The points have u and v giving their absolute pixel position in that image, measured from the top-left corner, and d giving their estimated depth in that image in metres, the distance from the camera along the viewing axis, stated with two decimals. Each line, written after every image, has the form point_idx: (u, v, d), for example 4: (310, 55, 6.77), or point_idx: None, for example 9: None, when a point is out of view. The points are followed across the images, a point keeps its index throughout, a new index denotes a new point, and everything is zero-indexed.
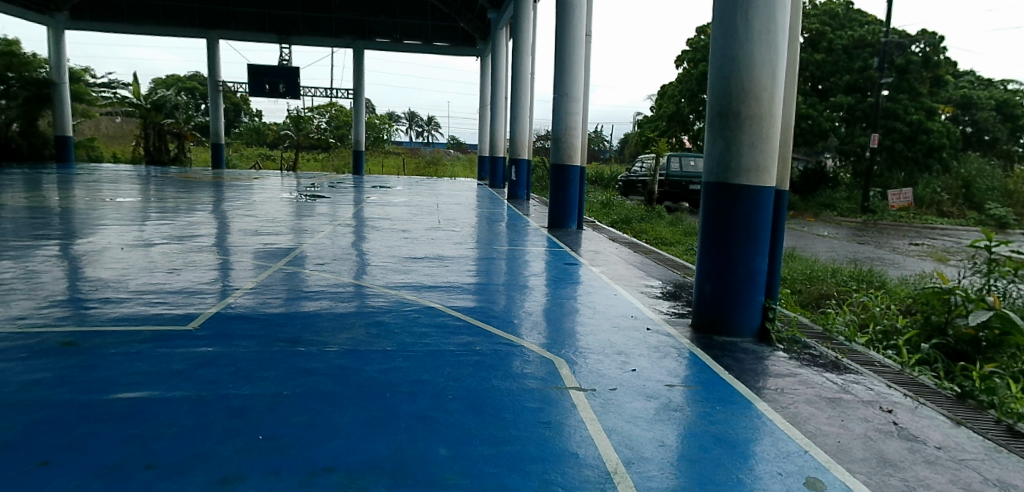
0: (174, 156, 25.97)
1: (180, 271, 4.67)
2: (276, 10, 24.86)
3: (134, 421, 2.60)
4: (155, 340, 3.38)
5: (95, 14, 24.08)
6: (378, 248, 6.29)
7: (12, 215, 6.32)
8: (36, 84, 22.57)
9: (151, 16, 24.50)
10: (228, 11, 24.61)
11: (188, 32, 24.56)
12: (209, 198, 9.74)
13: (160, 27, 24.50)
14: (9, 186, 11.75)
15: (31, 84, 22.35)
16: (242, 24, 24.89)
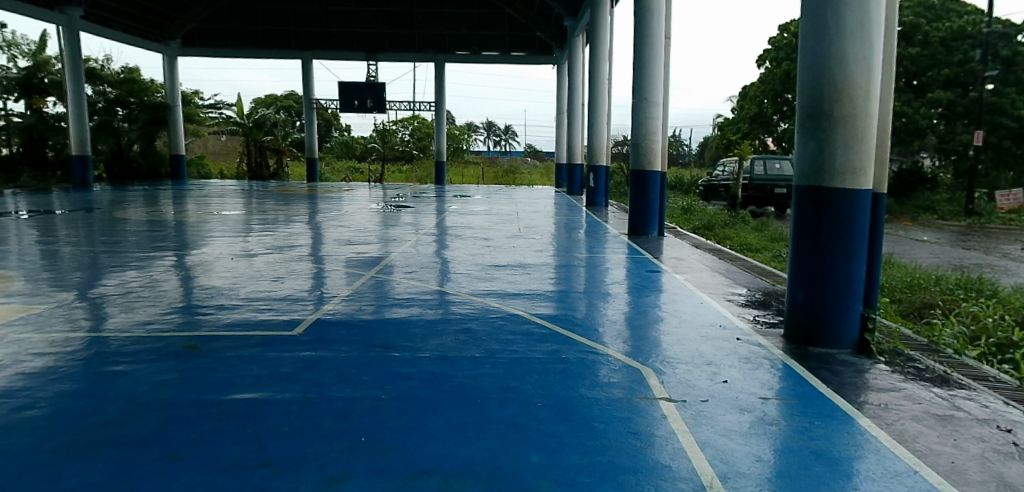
0: (274, 171, 27.53)
1: (284, 280, 4.96)
2: (363, 30, 25.88)
3: (250, 421, 2.77)
4: (264, 344, 3.59)
5: (203, 40, 25.99)
6: (462, 256, 6.43)
7: (135, 229, 6.91)
8: (153, 108, 24.07)
9: (252, 41, 26.04)
10: (319, 31, 25.82)
11: (284, 53, 25.89)
12: (304, 210, 10.26)
13: (259, 51, 25.98)
14: (133, 202, 12.83)
15: (149, 108, 24.00)
16: (333, 43, 26.16)
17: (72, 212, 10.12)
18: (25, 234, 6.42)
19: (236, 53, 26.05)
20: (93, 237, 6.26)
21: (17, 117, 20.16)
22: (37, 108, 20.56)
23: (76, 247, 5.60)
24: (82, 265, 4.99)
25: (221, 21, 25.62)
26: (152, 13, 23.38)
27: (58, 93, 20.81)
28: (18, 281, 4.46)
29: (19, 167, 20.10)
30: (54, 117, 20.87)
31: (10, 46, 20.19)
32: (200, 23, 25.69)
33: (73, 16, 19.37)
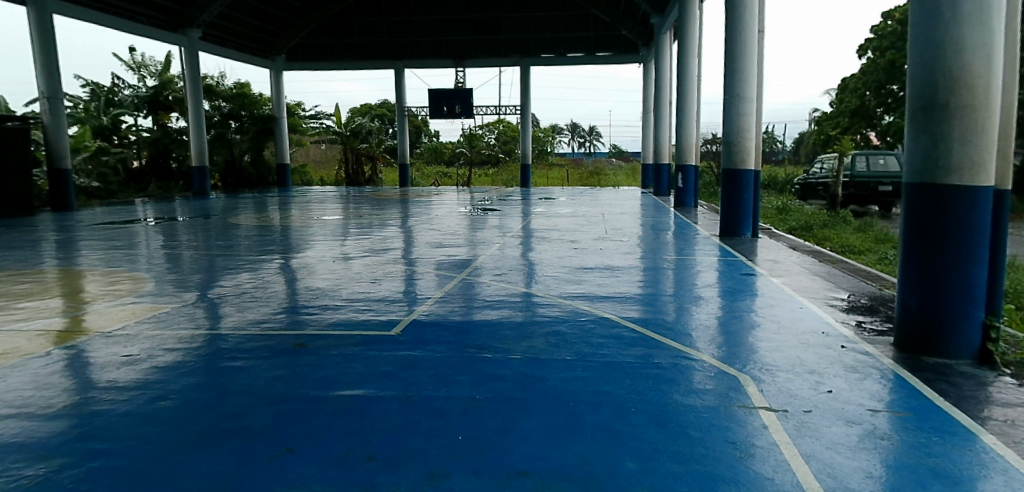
0: (369, 177, 28.80)
1: (381, 281, 5.18)
2: (451, 37, 26.54)
3: (356, 416, 2.91)
4: (365, 343, 3.76)
5: (306, 55, 27.58)
6: (550, 258, 6.45)
7: (247, 233, 7.43)
8: (261, 120, 25.79)
9: (349, 53, 27.37)
10: (410, 41, 26.75)
11: (378, 64, 27.12)
12: (396, 214, 10.66)
13: (355, 62, 27.28)
14: (244, 208, 13.79)
15: (258, 121, 25.70)
16: (422, 53, 26.95)
17: (192, 218, 11.02)
18: (153, 239, 7.05)
19: (335, 65, 27.47)
20: (210, 241, 6.79)
21: (146, 131, 21.99)
22: (163, 123, 22.37)
23: (195, 251, 6.09)
24: (202, 267, 5.41)
25: (320, 35, 27.03)
26: (260, 31, 25.00)
27: (180, 108, 22.55)
28: (148, 282, 4.90)
29: (148, 178, 22.05)
30: (177, 131, 22.64)
31: (139, 67, 21.95)
32: (302, 38, 27.27)
33: (194, 36, 20.71)
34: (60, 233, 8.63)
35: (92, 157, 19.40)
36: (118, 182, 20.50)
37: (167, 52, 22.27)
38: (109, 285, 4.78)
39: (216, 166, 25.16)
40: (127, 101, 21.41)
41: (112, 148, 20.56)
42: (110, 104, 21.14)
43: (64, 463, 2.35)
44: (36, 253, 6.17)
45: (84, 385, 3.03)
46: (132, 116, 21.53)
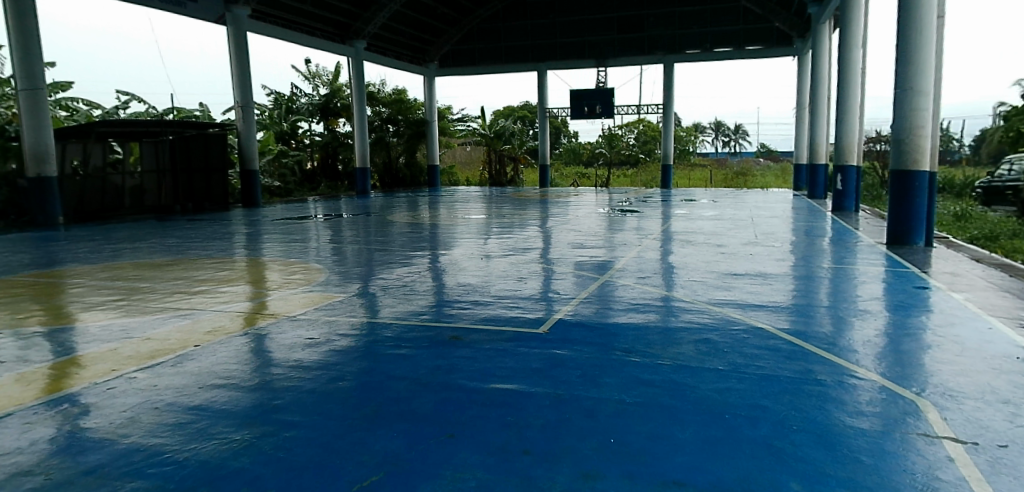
0: (510, 178, 29.55)
1: (527, 279, 5.32)
2: (596, 37, 26.43)
3: (511, 410, 3.01)
4: (516, 340, 3.87)
5: (457, 61, 28.52)
6: (695, 262, 6.24)
7: (401, 230, 7.95)
8: (415, 124, 27.23)
9: (496, 57, 27.90)
10: (554, 43, 26.98)
11: (523, 67, 27.59)
12: (536, 214, 10.83)
13: (502, 65, 27.82)
14: (398, 207, 14.72)
15: (413, 124, 27.18)
16: (565, 53, 27.02)
17: (354, 216, 11.97)
18: (321, 234, 7.76)
19: (484, 69, 28.26)
20: (368, 237, 7.33)
21: (318, 136, 24.14)
22: (333, 128, 24.34)
23: (357, 246, 6.62)
24: (364, 261, 5.87)
25: (471, 42, 28.09)
26: (416, 38, 26.56)
27: (346, 115, 24.36)
28: (320, 272, 5.40)
29: (320, 179, 24.26)
30: (343, 135, 24.53)
31: (314, 77, 24.06)
32: (454, 45, 28.40)
33: (359, 47, 22.63)
34: (247, 227, 9.76)
35: (274, 159, 21.64)
36: (295, 182, 22.62)
37: (337, 62, 24.13)
38: (288, 274, 5.32)
39: (375, 168, 27.15)
40: (303, 108, 23.54)
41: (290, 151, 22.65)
42: (289, 111, 23.34)
43: (264, 431, 2.65)
44: (229, 243, 7.02)
45: (276, 362, 3.40)
46: (307, 121, 23.71)
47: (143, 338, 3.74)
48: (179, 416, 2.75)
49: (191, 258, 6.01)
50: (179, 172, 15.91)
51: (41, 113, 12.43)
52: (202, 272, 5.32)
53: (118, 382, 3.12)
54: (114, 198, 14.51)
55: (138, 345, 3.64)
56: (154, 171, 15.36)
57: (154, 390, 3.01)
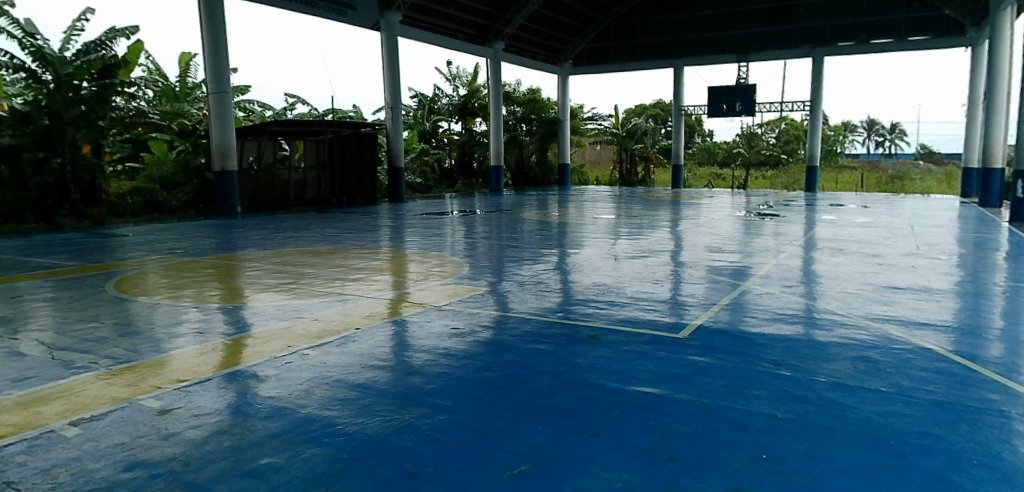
0: (641, 178, 29.26)
1: (664, 283, 5.21)
2: (739, 30, 25.32)
3: (654, 414, 2.96)
4: (656, 343, 3.82)
5: (591, 59, 28.37)
6: (847, 272, 5.79)
7: (533, 228, 8.08)
8: (548, 123, 27.33)
9: (631, 53, 27.42)
10: (693, 38, 26.19)
11: (658, 64, 27.02)
12: (669, 216, 10.54)
13: (638, 62, 27.27)
14: (529, 205, 15.00)
15: (546, 124, 27.26)
16: (704, 48, 26.08)
17: (488, 213, 12.28)
18: (455, 230, 8.06)
19: (618, 67, 27.86)
20: (500, 234, 7.53)
21: (456, 135, 24.95)
22: (469, 127, 25.11)
23: (491, 242, 6.84)
24: (498, 257, 6.07)
25: (607, 38, 27.87)
26: (553, 38, 26.93)
27: (483, 114, 24.98)
28: (458, 266, 5.64)
29: (456, 176, 25.08)
30: (480, 134, 25.19)
31: (454, 78, 24.85)
32: (589, 43, 28.38)
33: (497, 48, 23.29)
34: (392, 221, 10.36)
35: (416, 157, 22.96)
36: (435, 179, 23.99)
37: (476, 63, 24.77)
38: (429, 266, 5.59)
39: (508, 166, 27.62)
40: (444, 108, 24.45)
41: (431, 150, 24.03)
42: (431, 111, 24.20)
43: (422, 413, 2.91)
44: (376, 236, 7.49)
45: (426, 349, 3.63)
46: (446, 121, 24.51)
47: (310, 318, 4.11)
48: (347, 393, 3.07)
49: (343, 247, 6.52)
50: (333, 168, 17.30)
51: (228, 113, 13.94)
52: (355, 261, 5.75)
53: (294, 357, 3.47)
54: (282, 190, 16.16)
55: (308, 324, 4.01)
56: (314, 167, 16.83)
57: (324, 367, 3.34)
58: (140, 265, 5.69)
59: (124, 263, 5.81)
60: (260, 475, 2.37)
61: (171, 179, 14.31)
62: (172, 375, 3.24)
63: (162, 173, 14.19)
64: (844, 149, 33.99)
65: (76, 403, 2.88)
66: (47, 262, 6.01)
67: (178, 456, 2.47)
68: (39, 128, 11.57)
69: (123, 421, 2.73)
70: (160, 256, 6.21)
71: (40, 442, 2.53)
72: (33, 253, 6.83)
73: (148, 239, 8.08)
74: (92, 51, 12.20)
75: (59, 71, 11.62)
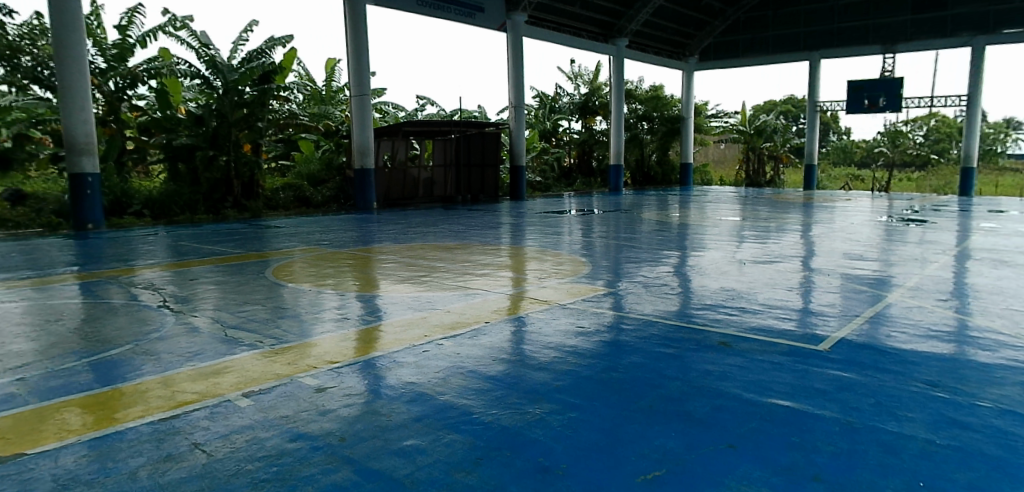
0: (769, 178, 27.91)
1: (797, 290, 4.95)
2: (885, 19, 23.37)
3: (795, 430, 2.81)
4: (793, 354, 3.65)
5: (718, 54, 27.49)
6: (1013, 288, 5.18)
7: (656, 229, 7.94)
8: (671, 121, 26.56)
9: (762, 47, 26.26)
10: (832, 29, 24.54)
11: (792, 57, 25.57)
12: (800, 219, 9.96)
13: (769, 57, 26.06)
14: (648, 205, 14.73)
15: (668, 121, 26.57)
16: (843, 40, 24.34)
17: (606, 212, 12.20)
18: (574, 229, 8.09)
19: (747, 61, 26.72)
20: (620, 234, 7.47)
21: (576, 133, 24.97)
22: (589, 125, 24.95)
23: (611, 242, 6.81)
24: (619, 257, 6.02)
25: (736, 32, 26.80)
26: (679, 34, 26.34)
27: (604, 113, 24.71)
28: (581, 265, 5.66)
29: (575, 175, 25.19)
30: (600, 132, 24.95)
31: (576, 77, 24.81)
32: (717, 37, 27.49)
33: (621, 45, 23.10)
34: (513, 218, 10.58)
35: (536, 156, 23.40)
36: (554, 177, 24.12)
37: (599, 61, 24.60)
38: (551, 265, 5.66)
39: (628, 165, 27.24)
40: (565, 107, 24.55)
41: (551, 149, 24.29)
42: (552, 110, 24.49)
43: (553, 408, 2.98)
44: (498, 232, 7.69)
45: (553, 346, 3.72)
46: (568, 120, 24.64)
47: (444, 310, 4.32)
48: (480, 383, 3.23)
49: (468, 243, 6.77)
50: (460, 167, 17.91)
51: (367, 114, 14.88)
52: (480, 257, 5.96)
53: (430, 346, 3.70)
54: (412, 188, 17.00)
55: (441, 316, 4.22)
56: (442, 166, 17.52)
57: (458, 357, 3.54)
58: (290, 254, 6.25)
59: (276, 252, 6.40)
60: (406, 455, 2.55)
61: (317, 176, 15.69)
62: (325, 357, 3.56)
63: (311, 171, 15.56)
64: (1007, 149, 30.29)
65: (247, 376, 3.26)
66: (215, 249, 6.75)
67: (334, 432, 2.74)
68: (209, 129, 12.92)
69: (286, 396, 3.07)
70: (305, 247, 6.77)
71: (220, 409, 2.92)
72: (203, 241, 7.68)
73: (297, 230, 8.83)
74: (254, 60, 13.28)
75: (227, 77, 12.97)
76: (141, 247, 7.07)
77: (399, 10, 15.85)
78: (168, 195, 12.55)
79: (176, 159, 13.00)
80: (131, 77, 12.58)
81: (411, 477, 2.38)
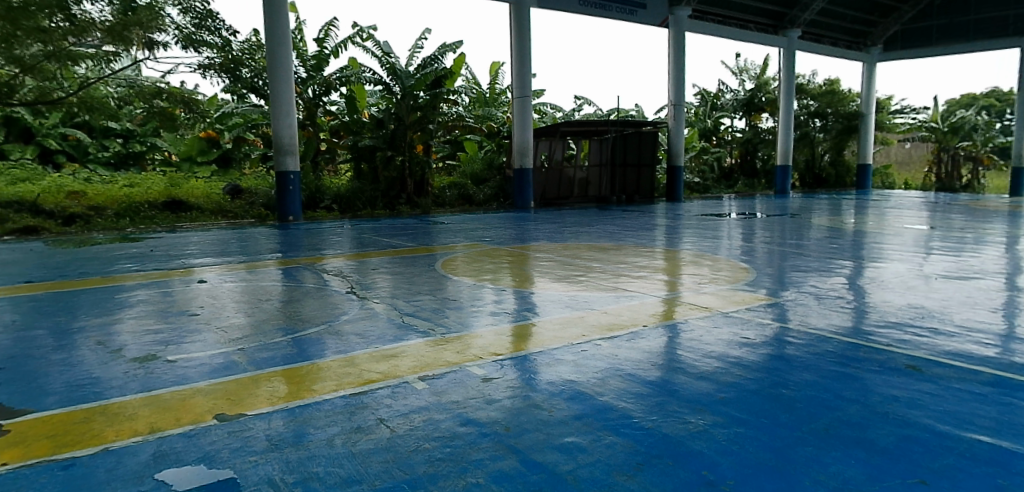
0: (966, 183, 24.23)
1: (1003, 312, 4.34)
2: None
3: (1003, 471, 2.46)
4: (999, 385, 3.20)
5: (906, 42, 24.75)
6: None
7: (831, 236, 7.36)
8: (847, 117, 24.06)
9: (961, 33, 23.21)
10: None
11: (998, 43, 22.26)
12: (1007, 231, 8.68)
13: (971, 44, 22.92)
14: (816, 210, 13.63)
15: (845, 117, 24.05)
16: None
17: (771, 216, 11.51)
18: (733, 233, 7.73)
19: (943, 49, 23.68)
20: (785, 240, 7.03)
21: (739, 132, 23.88)
22: (755, 123, 23.63)
23: (778, 249, 6.42)
24: (786, 265, 5.67)
25: (929, 17, 23.91)
26: (860, 22, 24.15)
27: (771, 109, 23.18)
28: (744, 272, 5.40)
29: (737, 176, 24.03)
30: (766, 130, 23.46)
31: (742, 72, 23.54)
32: (905, 24, 24.71)
33: (793, 36, 21.57)
34: (671, 221, 10.35)
35: (696, 156, 22.78)
36: (713, 178, 23.17)
37: (767, 55, 23.16)
38: (710, 270, 5.47)
39: (796, 166, 25.47)
40: (728, 104, 23.45)
41: (711, 148, 23.44)
42: (714, 107, 23.52)
43: (717, 421, 2.89)
44: (654, 235, 7.57)
45: (716, 355, 3.61)
46: (731, 118, 23.57)
47: (601, 310, 4.36)
48: (639, 388, 3.22)
49: (624, 244, 6.74)
50: (615, 166, 17.97)
51: (528, 115, 15.28)
52: (636, 259, 5.91)
53: (589, 345, 3.76)
54: (568, 188, 17.34)
55: (599, 316, 4.27)
56: (597, 165, 17.66)
57: (617, 359, 3.57)
58: (454, 248, 6.65)
59: (442, 247, 6.83)
60: (568, 452, 2.61)
61: (480, 175, 16.44)
62: (490, 348, 3.75)
63: (474, 171, 16.35)
64: None
65: (422, 361, 3.53)
66: (391, 242, 7.36)
67: (499, 421, 2.88)
68: (388, 131, 13.99)
69: (457, 382, 3.29)
70: (469, 242, 7.15)
71: (400, 389, 3.19)
72: (380, 234, 8.40)
73: (462, 227, 9.36)
74: (428, 66, 13.96)
75: (404, 83, 13.74)
76: (330, 238, 7.89)
77: (562, 11, 16.12)
78: (352, 192, 14.00)
79: (360, 160, 14.38)
80: (326, 85, 13.78)
81: (573, 474, 2.44)
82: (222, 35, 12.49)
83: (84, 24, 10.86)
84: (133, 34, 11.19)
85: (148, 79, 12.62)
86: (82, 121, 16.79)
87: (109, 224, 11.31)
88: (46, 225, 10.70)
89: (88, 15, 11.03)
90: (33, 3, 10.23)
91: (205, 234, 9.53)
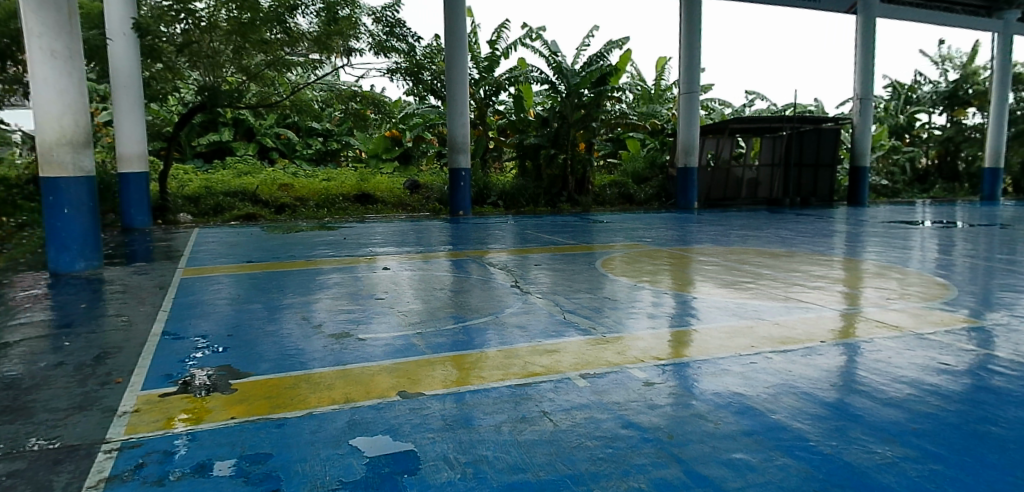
0: None
1: None
2: None
3: None
4: None
5: None
6: None
7: None
8: None
9: None
10: None
11: None
12: None
13: None
14: None
15: None
16: None
17: (976, 226, 10.11)
18: (928, 243, 6.90)
19: None
20: (994, 254, 6.14)
21: (938, 129, 21.03)
22: (958, 119, 20.55)
23: (986, 264, 5.63)
24: (997, 283, 4.95)
25: None
26: None
27: (980, 102, 20.08)
28: (943, 289, 4.81)
29: (933, 178, 21.47)
30: (973, 127, 20.45)
31: (945, 60, 20.72)
32: None
33: (1010, 19, 18.79)
34: (852, 227, 9.50)
35: (883, 156, 20.80)
36: (905, 180, 20.97)
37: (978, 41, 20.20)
38: (899, 284, 4.95)
39: (1010, 170, 22.29)
40: (925, 97, 20.71)
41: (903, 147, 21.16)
42: (908, 101, 21.11)
43: (909, 454, 2.62)
44: (831, 242, 6.99)
45: (907, 381, 3.27)
46: (928, 113, 20.77)
47: (772, 322, 4.13)
48: (816, 408, 3.02)
49: (797, 251, 6.31)
50: (789, 166, 16.51)
51: (694, 112, 14.80)
52: (811, 267, 5.51)
53: (759, 358, 3.59)
54: (735, 189, 16.57)
55: (769, 327, 4.05)
56: (768, 165, 16.53)
57: (790, 375, 3.37)
58: (613, 248, 6.65)
59: (602, 246, 6.85)
60: (737, 469, 2.52)
61: (642, 174, 16.33)
62: (653, 351, 3.72)
63: (636, 170, 16.35)
64: None
65: (583, 359, 3.60)
66: (552, 239, 7.54)
67: (661, 427, 2.85)
68: (551, 129, 14.26)
69: (619, 384, 3.31)
70: (629, 242, 7.11)
71: (563, 385, 3.28)
72: (543, 230, 8.63)
73: (622, 226, 9.33)
74: (593, 63, 14.06)
75: (569, 81, 13.92)
76: (496, 233, 8.26)
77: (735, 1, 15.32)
78: (517, 189, 14.55)
79: (526, 157, 14.81)
80: (495, 86, 14.35)
81: None
82: (408, 42, 13.31)
83: (297, 35, 12.20)
84: (334, 42, 12.40)
85: (344, 83, 13.74)
86: (292, 122, 18.96)
87: (311, 214, 12.81)
88: (262, 212, 12.64)
89: (300, 27, 12.33)
90: (260, 19, 11.46)
91: (388, 225, 10.44)
